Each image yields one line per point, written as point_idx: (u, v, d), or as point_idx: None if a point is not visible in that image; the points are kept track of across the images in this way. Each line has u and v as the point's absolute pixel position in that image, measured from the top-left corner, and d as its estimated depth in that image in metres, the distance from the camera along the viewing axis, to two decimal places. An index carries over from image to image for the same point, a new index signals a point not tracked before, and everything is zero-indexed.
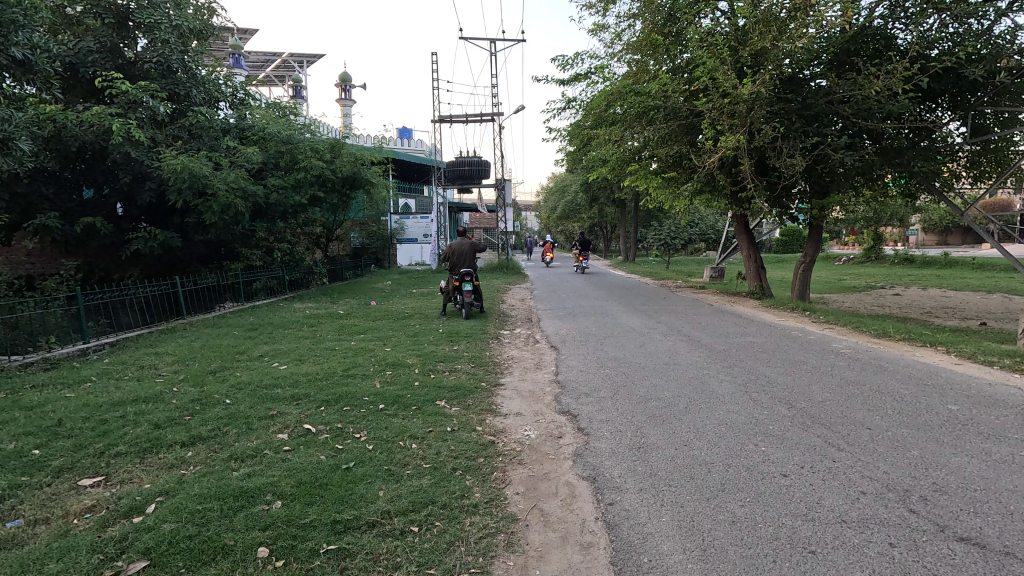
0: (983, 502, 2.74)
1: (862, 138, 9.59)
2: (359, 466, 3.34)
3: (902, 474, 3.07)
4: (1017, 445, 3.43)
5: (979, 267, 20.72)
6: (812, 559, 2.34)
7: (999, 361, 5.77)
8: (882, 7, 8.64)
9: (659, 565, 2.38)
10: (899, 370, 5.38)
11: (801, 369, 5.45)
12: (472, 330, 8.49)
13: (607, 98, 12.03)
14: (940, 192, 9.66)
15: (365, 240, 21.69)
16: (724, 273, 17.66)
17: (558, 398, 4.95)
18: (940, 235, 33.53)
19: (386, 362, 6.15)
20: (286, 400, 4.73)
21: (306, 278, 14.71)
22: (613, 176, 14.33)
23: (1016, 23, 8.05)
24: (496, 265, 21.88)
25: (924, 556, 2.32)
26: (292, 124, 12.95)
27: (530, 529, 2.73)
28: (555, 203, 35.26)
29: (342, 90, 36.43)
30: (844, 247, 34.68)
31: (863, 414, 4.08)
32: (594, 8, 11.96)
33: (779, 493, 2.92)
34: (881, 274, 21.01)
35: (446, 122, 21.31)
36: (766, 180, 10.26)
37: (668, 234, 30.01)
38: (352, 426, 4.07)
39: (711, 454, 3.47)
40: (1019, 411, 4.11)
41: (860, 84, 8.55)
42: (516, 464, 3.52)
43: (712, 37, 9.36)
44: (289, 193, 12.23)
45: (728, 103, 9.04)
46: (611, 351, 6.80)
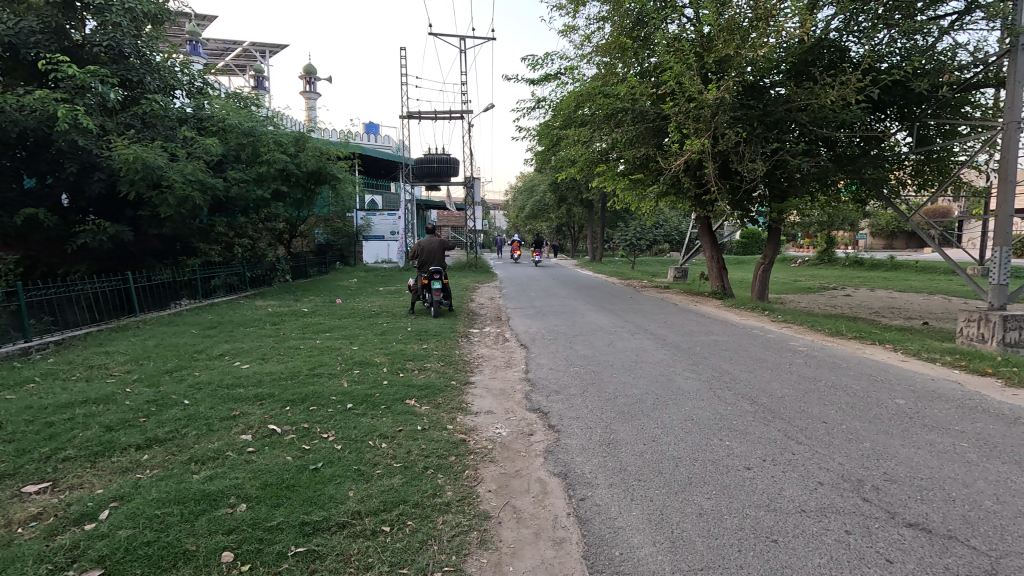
0: (929, 490, 2.91)
1: (818, 145, 10.02)
2: (328, 467, 3.26)
3: (856, 465, 3.23)
4: (958, 437, 3.66)
5: (921, 270, 22.02)
6: (775, 547, 2.43)
7: (942, 358, 6.14)
8: (837, 20, 9.06)
9: (630, 558, 2.42)
10: (853, 367, 5.65)
11: (762, 366, 5.66)
12: (441, 329, 8.42)
13: (576, 99, 12.17)
14: (887, 199, 9.67)
15: (330, 236, 21.20)
16: (687, 274, 18.09)
17: (528, 396, 4.97)
18: (886, 239, 35.43)
19: (353, 361, 6.02)
20: (248, 400, 4.58)
21: (267, 275, 14.27)
22: (581, 177, 14.50)
23: (957, 42, 8.57)
24: (464, 264, 21.78)
25: (876, 542, 2.45)
26: (254, 116, 12.56)
27: (503, 526, 2.73)
28: (524, 203, 35.44)
29: (306, 82, 35.54)
30: (799, 249, 36.23)
31: (819, 409, 4.27)
32: (564, 9, 12.09)
33: (743, 486, 3.02)
34: (834, 276, 22.02)
35: (414, 118, 21.11)
36: (728, 184, 10.60)
37: (634, 236, 30.67)
38: (320, 426, 3.97)
39: (678, 448, 3.56)
40: (959, 404, 4.39)
41: (817, 93, 8.94)
42: (487, 462, 3.52)
43: (678, 43, 9.63)
44: (250, 186, 11.90)
45: (694, 107, 9.31)
46: (581, 350, 6.86)
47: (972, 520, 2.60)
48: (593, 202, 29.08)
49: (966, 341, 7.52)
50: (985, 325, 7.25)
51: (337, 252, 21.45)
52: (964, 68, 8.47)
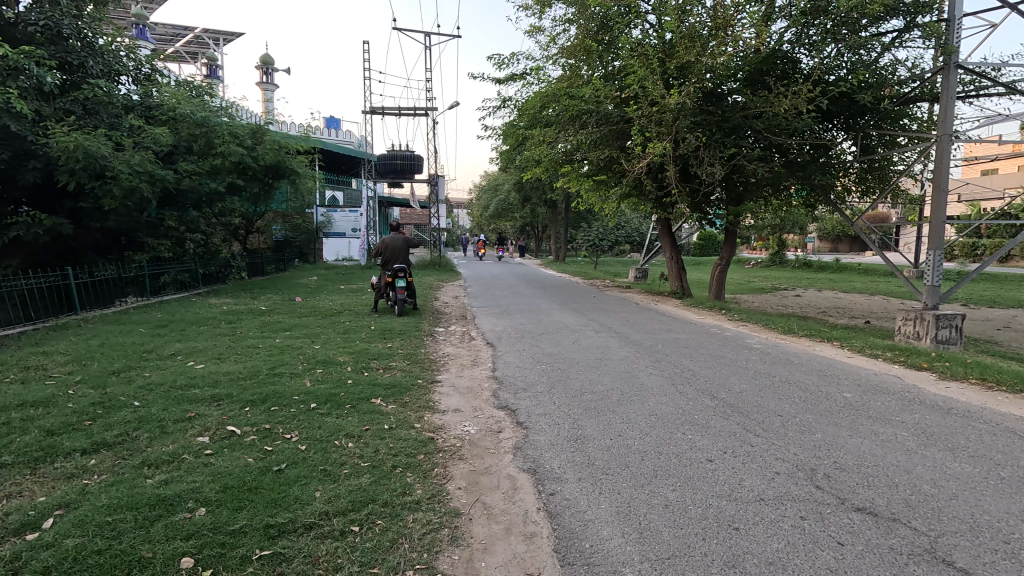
0: (875, 476, 3.10)
1: (772, 152, 10.44)
2: (292, 468, 3.17)
3: (809, 455, 3.40)
4: (899, 427, 3.91)
5: (864, 271, 23.44)
6: (735, 534, 2.54)
7: (883, 354, 6.53)
8: (789, 33, 9.47)
9: (600, 550, 2.47)
10: (804, 363, 5.94)
11: (720, 363, 5.86)
12: (406, 328, 8.31)
13: (542, 99, 12.25)
14: (834, 204, 10.32)
15: (288, 232, 20.55)
16: (647, 274, 18.51)
17: (496, 394, 4.98)
18: (832, 242, 37.50)
19: (315, 360, 5.86)
20: (205, 401, 4.40)
21: (221, 271, 13.70)
22: (546, 177, 14.63)
23: (897, 58, 9.14)
24: (428, 262, 21.53)
25: (829, 526, 2.59)
26: (207, 105, 12.02)
27: (474, 522, 2.73)
28: (488, 202, 35.39)
29: (263, 72, 34.32)
30: (753, 252, 37.87)
31: (774, 402, 4.47)
32: (531, 10, 12.16)
33: (705, 477, 3.13)
34: (785, 277, 23.09)
35: (378, 113, 20.79)
36: (688, 187, 10.91)
37: (597, 237, 31.23)
38: (283, 427, 3.86)
39: (644, 442, 3.66)
40: (900, 396, 4.69)
41: (771, 101, 9.34)
42: (456, 459, 3.51)
43: (642, 47, 9.87)
44: (203, 178, 11.39)
45: (656, 111, 9.57)
46: (547, 347, 6.93)
47: (913, 503, 2.79)
48: (557, 202, 29.37)
49: (903, 339, 8.03)
50: (920, 324, 7.77)
51: (296, 249, 20.81)
52: (904, 83, 9.03)
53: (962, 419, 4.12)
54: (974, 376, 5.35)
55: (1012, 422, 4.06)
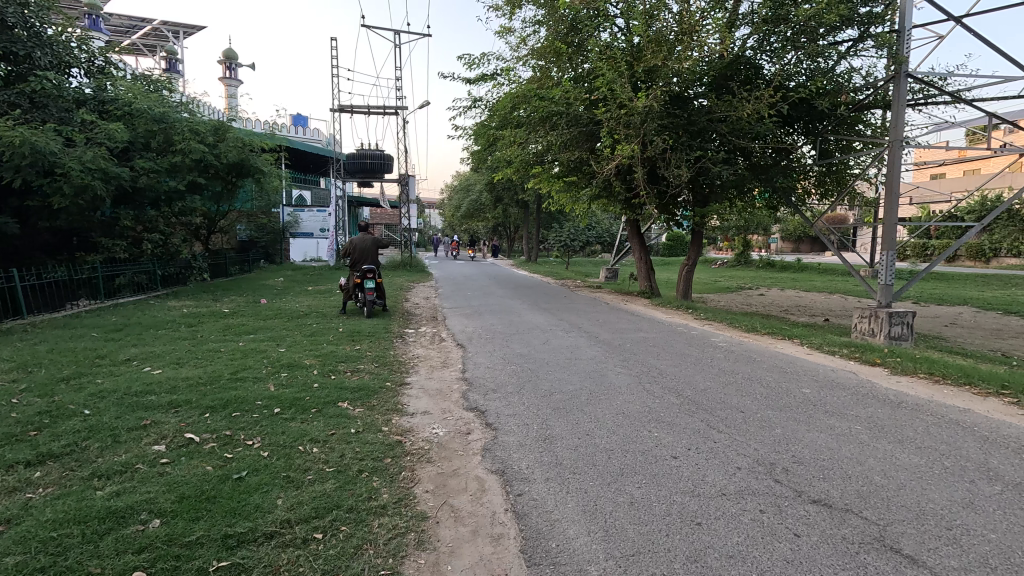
0: (830, 469, 3.22)
1: (736, 155, 10.71)
2: (253, 476, 3.09)
3: (769, 450, 3.50)
4: (853, 421, 4.08)
5: (824, 271, 24.31)
6: (698, 530, 2.59)
7: (840, 350, 6.79)
8: (752, 39, 9.75)
9: (566, 549, 2.48)
10: (765, 360, 6.12)
11: (686, 361, 5.99)
12: (375, 329, 8.20)
13: (511, 100, 12.24)
14: (795, 206, 10.66)
15: (253, 232, 19.99)
16: (618, 274, 18.75)
17: (466, 395, 4.96)
18: (794, 242, 38.79)
19: (280, 363, 5.72)
20: (162, 408, 4.23)
21: (181, 273, 13.21)
22: (517, 177, 14.64)
23: (852, 66, 9.52)
24: (399, 263, 21.29)
25: (786, 519, 2.68)
26: (166, 101, 11.55)
27: (441, 526, 2.71)
28: (459, 203, 35.22)
29: (226, 68, 33.40)
30: (718, 252, 38.83)
31: (736, 399, 4.59)
32: (501, 10, 12.16)
33: (670, 473, 3.19)
34: (750, 276, 23.73)
35: (347, 110, 20.42)
36: (656, 189, 11.12)
37: (568, 237, 31.51)
38: (245, 433, 3.75)
39: (610, 441, 3.70)
40: (854, 391, 4.89)
41: (735, 106, 9.59)
42: (424, 462, 3.47)
43: (610, 51, 10.02)
44: (162, 176, 10.94)
45: (624, 114, 9.74)
46: (518, 348, 6.93)
47: (865, 493, 2.91)
48: (528, 203, 29.46)
49: (859, 336, 8.35)
50: (874, 321, 8.11)
51: (261, 250, 20.26)
52: (858, 90, 9.44)
53: (910, 412, 4.32)
54: (922, 371, 5.62)
55: (956, 414, 4.29)
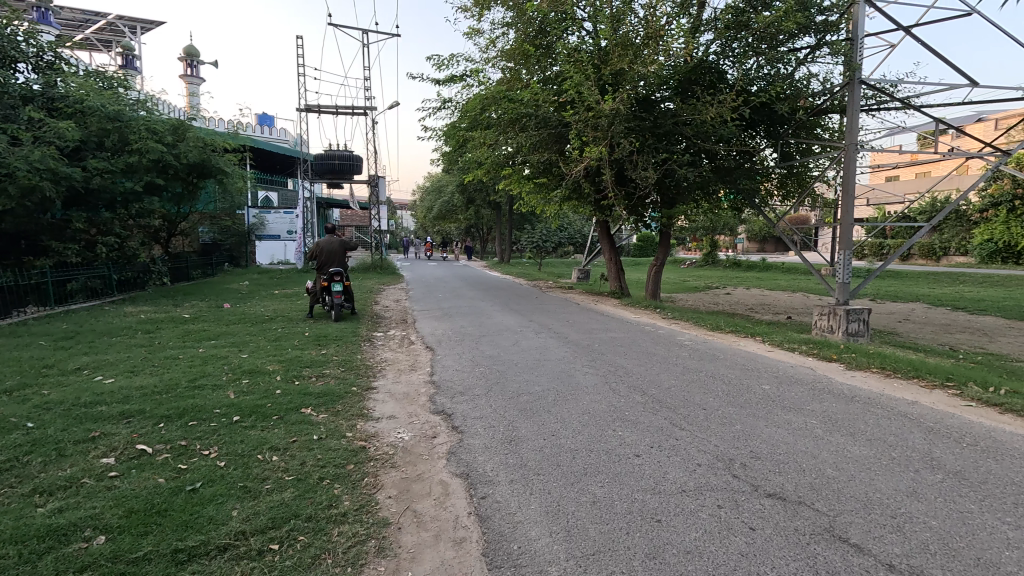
0: (786, 463, 3.32)
1: (701, 157, 10.94)
2: (208, 487, 2.99)
3: (728, 446, 3.60)
4: (809, 415, 4.22)
5: (788, 270, 25.13)
6: (658, 527, 2.63)
7: (800, 347, 7.01)
8: (715, 45, 9.99)
9: (528, 551, 2.49)
10: (729, 358, 6.27)
11: (652, 360, 6.09)
12: (343, 333, 8.07)
13: (481, 101, 12.20)
14: (758, 207, 10.96)
15: (216, 235, 19.40)
16: (589, 275, 18.95)
17: (433, 399, 4.93)
18: (759, 242, 39.96)
19: (241, 370, 5.57)
20: (112, 419, 4.06)
21: (140, 277, 12.72)
22: (488, 179, 14.62)
23: (810, 72, 9.86)
24: (369, 265, 20.99)
25: (743, 513, 2.74)
26: (121, 98, 11.09)
27: (403, 531, 2.68)
28: (432, 204, 35.02)
29: (186, 65, 32.36)
30: (687, 252, 39.70)
31: (699, 397, 4.69)
32: (469, 11, 12.13)
33: (632, 472, 3.24)
34: (718, 276, 24.34)
35: (314, 110, 20.03)
36: (624, 190, 11.29)
37: (540, 238, 31.73)
38: (201, 443, 3.63)
39: (575, 441, 3.73)
40: (811, 386, 5.07)
41: (699, 109, 9.81)
42: (388, 467, 3.43)
43: (578, 54, 10.15)
44: (117, 177, 10.50)
45: (592, 117, 9.85)
46: (487, 350, 6.93)
47: (817, 485, 3.01)
48: (500, 204, 29.47)
49: (819, 333, 8.65)
50: (833, 318, 8.42)
51: (225, 253, 19.68)
52: (816, 95, 9.79)
53: (863, 405, 4.50)
54: (875, 365, 5.86)
55: (904, 406, 4.49)
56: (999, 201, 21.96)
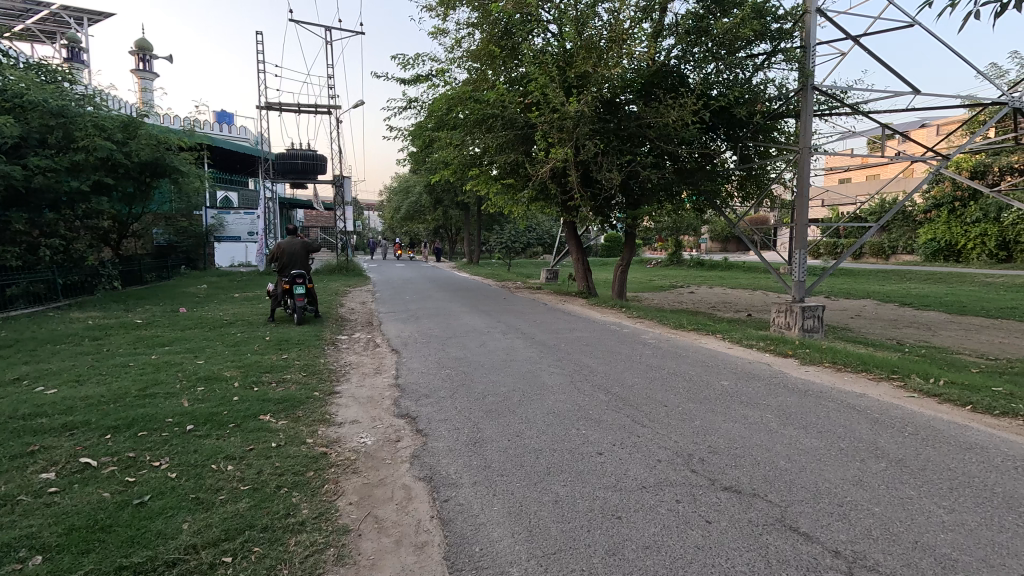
0: (741, 457, 3.42)
1: (665, 159, 11.18)
2: (157, 500, 2.87)
3: (687, 441, 3.68)
4: (764, 409, 4.37)
5: (749, 269, 25.97)
6: (617, 523, 2.67)
7: (757, 343, 7.26)
8: (676, 50, 10.24)
9: (489, 553, 2.48)
10: (690, 355, 6.44)
11: (616, 359, 6.19)
12: (305, 337, 7.88)
13: (447, 102, 12.13)
14: (719, 208, 11.27)
15: (172, 237, 18.64)
16: (558, 275, 19.11)
17: (397, 402, 4.86)
18: (722, 242, 41.25)
19: (196, 377, 5.35)
20: (54, 431, 3.85)
21: (88, 281, 12.09)
22: (455, 179, 14.56)
23: (767, 77, 10.21)
24: (335, 267, 20.57)
25: (700, 507, 2.81)
26: (64, 93, 10.54)
27: (363, 538, 2.64)
28: (399, 205, 34.59)
29: (138, 59, 31.04)
30: (653, 252, 40.58)
31: (660, 394, 4.80)
32: (434, 11, 12.06)
33: (594, 469, 3.29)
34: (683, 275, 24.93)
35: (275, 108, 19.51)
36: (589, 191, 11.43)
37: (509, 239, 31.80)
38: (150, 454, 3.48)
39: (540, 441, 3.76)
40: (768, 381, 5.25)
41: (661, 112, 10.04)
42: (350, 473, 3.37)
43: (543, 56, 10.25)
44: (62, 176, 9.97)
45: (557, 118, 9.93)
46: (454, 351, 6.90)
47: (770, 478, 3.12)
48: (468, 205, 29.36)
49: (776, 329, 8.96)
50: (789, 314, 8.73)
51: (181, 255, 18.92)
52: (772, 100, 10.14)
53: (815, 398, 4.70)
54: (827, 360, 6.10)
55: (852, 398, 4.71)
56: (941, 202, 23.37)
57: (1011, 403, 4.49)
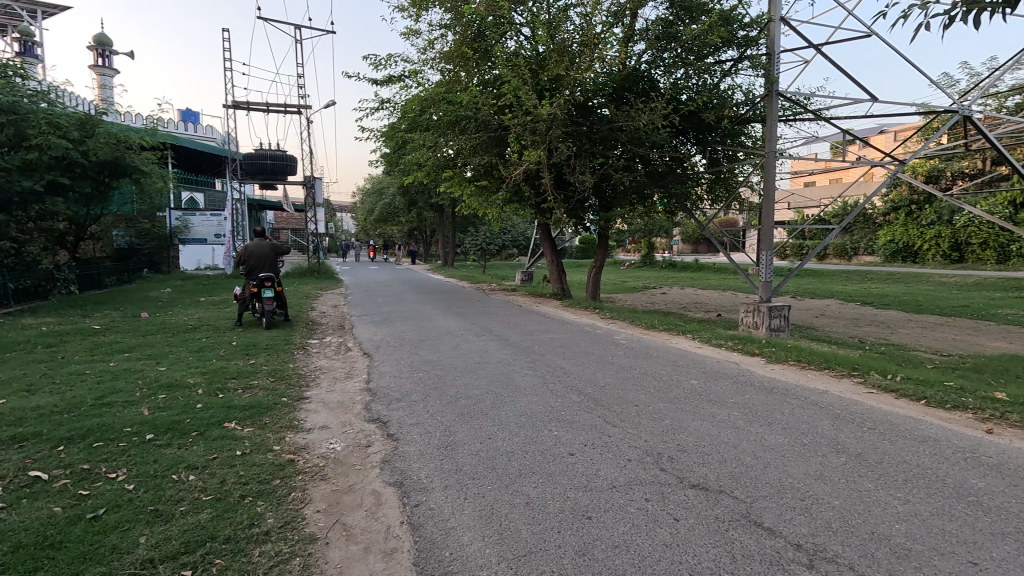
0: (708, 454, 3.49)
1: (636, 162, 11.33)
2: (112, 513, 2.75)
3: (656, 441, 3.73)
4: (732, 407, 4.47)
5: (719, 270, 26.55)
6: (587, 523, 2.69)
7: (726, 343, 7.42)
8: (647, 55, 10.41)
9: (459, 557, 2.47)
10: (662, 355, 6.54)
11: (588, 360, 6.25)
12: (274, 341, 7.70)
13: (420, 103, 12.04)
14: (690, 211, 11.47)
15: (133, 239, 17.98)
16: (533, 277, 19.18)
17: (368, 406, 4.79)
18: (693, 244, 42.12)
19: (158, 384, 5.17)
20: (1, 444, 3.65)
21: (42, 285, 11.56)
22: (428, 180, 14.45)
23: (734, 82, 10.47)
24: (306, 270, 20.20)
25: (669, 505, 2.85)
26: (16, 89, 10.09)
27: (330, 546, 2.59)
28: (372, 207, 34.15)
29: (97, 55, 29.92)
30: (626, 254, 41.15)
31: (632, 394, 4.86)
32: (406, 11, 11.98)
33: (565, 471, 3.30)
34: (656, 277, 25.30)
35: (243, 107, 19.05)
36: (563, 194, 11.51)
37: (484, 241, 31.73)
38: (107, 465, 3.34)
39: (512, 442, 3.76)
40: (735, 379, 5.38)
41: (632, 116, 10.19)
42: (318, 480, 3.30)
43: (515, 59, 10.28)
44: (13, 175, 9.53)
45: (530, 121, 9.97)
46: (427, 354, 6.84)
47: (737, 474, 3.19)
48: (442, 207, 29.23)
49: (745, 328, 9.18)
50: (757, 314, 8.96)
51: (144, 258, 18.26)
52: (739, 105, 10.40)
53: (780, 396, 4.83)
54: (792, 358, 6.29)
55: (815, 395, 4.86)
56: (898, 205, 24.35)
57: (961, 397, 4.72)
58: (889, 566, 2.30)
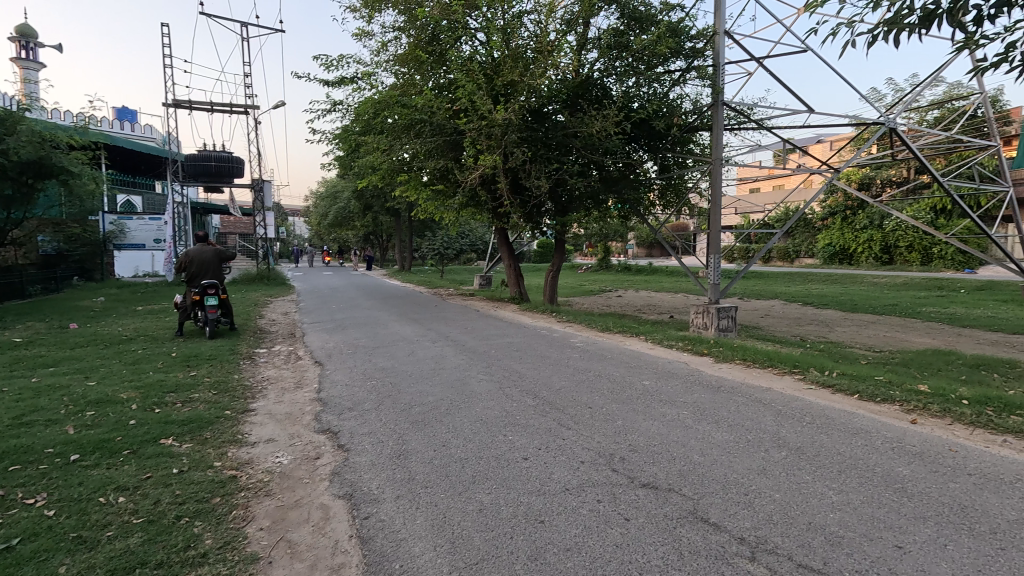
0: (658, 454, 3.57)
1: (591, 168, 11.50)
2: (27, 543, 2.54)
3: (609, 442, 3.79)
4: (683, 407, 4.59)
5: (672, 273, 27.38)
6: (540, 528, 2.69)
7: (677, 344, 7.63)
8: (599, 63, 10.63)
9: (409, 569, 2.41)
10: (616, 357, 6.65)
11: (544, 363, 6.29)
12: (218, 351, 7.35)
13: (374, 105, 11.83)
14: (642, 216, 11.74)
15: (61, 245, 16.76)
16: (491, 281, 19.16)
17: (318, 417, 4.63)
18: (647, 248, 43.25)
19: (86, 400, 4.81)
20: None
21: None
22: (383, 184, 14.19)
23: (682, 91, 10.83)
24: (254, 276, 19.39)
25: (620, 506, 2.90)
26: None
27: (274, 566, 2.47)
28: (325, 211, 33.26)
29: (20, 47, 27.81)
30: (584, 258, 41.80)
31: (586, 395, 4.92)
32: (358, 12, 11.74)
33: (519, 475, 3.29)
34: (612, 280, 25.78)
35: (184, 105, 18.11)
36: (519, 199, 11.55)
37: (443, 245, 31.40)
38: (23, 491, 3.07)
39: (466, 449, 3.72)
40: (685, 379, 5.54)
41: (586, 122, 10.37)
42: (261, 496, 3.16)
43: (470, 64, 10.28)
44: None
45: (485, 125, 10.00)
46: (381, 362, 6.70)
47: (685, 472, 3.28)
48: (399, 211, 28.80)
49: (695, 329, 9.48)
50: (706, 315, 9.28)
51: (73, 265, 17.05)
52: (687, 114, 10.76)
53: (726, 394, 5.00)
54: (738, 358, 6.53)
55: (758, 392, 5.06)
56: (835, 210, 25.84)
57: (889, 390, 5.03)
58: (824, 554, 2.41)
